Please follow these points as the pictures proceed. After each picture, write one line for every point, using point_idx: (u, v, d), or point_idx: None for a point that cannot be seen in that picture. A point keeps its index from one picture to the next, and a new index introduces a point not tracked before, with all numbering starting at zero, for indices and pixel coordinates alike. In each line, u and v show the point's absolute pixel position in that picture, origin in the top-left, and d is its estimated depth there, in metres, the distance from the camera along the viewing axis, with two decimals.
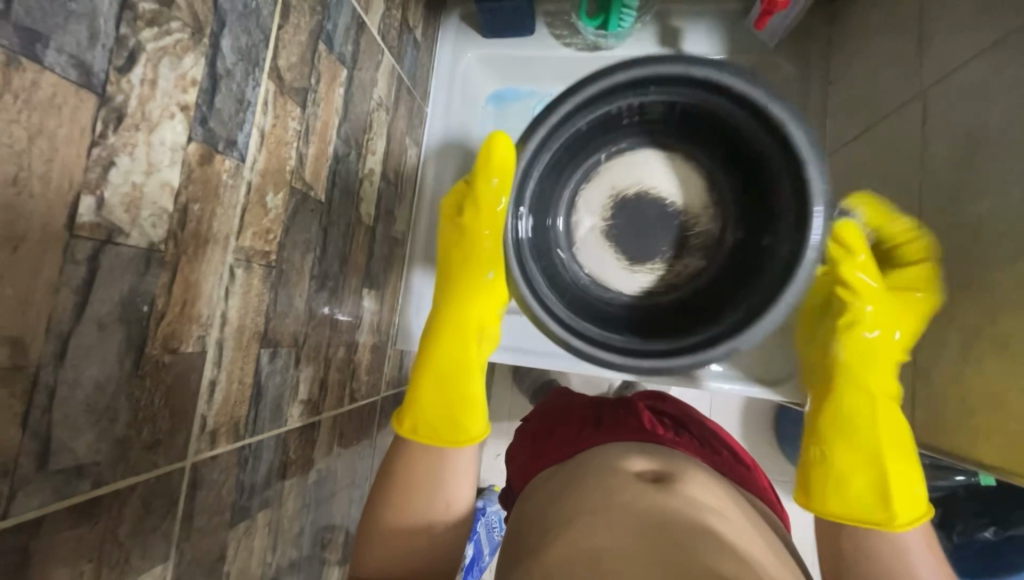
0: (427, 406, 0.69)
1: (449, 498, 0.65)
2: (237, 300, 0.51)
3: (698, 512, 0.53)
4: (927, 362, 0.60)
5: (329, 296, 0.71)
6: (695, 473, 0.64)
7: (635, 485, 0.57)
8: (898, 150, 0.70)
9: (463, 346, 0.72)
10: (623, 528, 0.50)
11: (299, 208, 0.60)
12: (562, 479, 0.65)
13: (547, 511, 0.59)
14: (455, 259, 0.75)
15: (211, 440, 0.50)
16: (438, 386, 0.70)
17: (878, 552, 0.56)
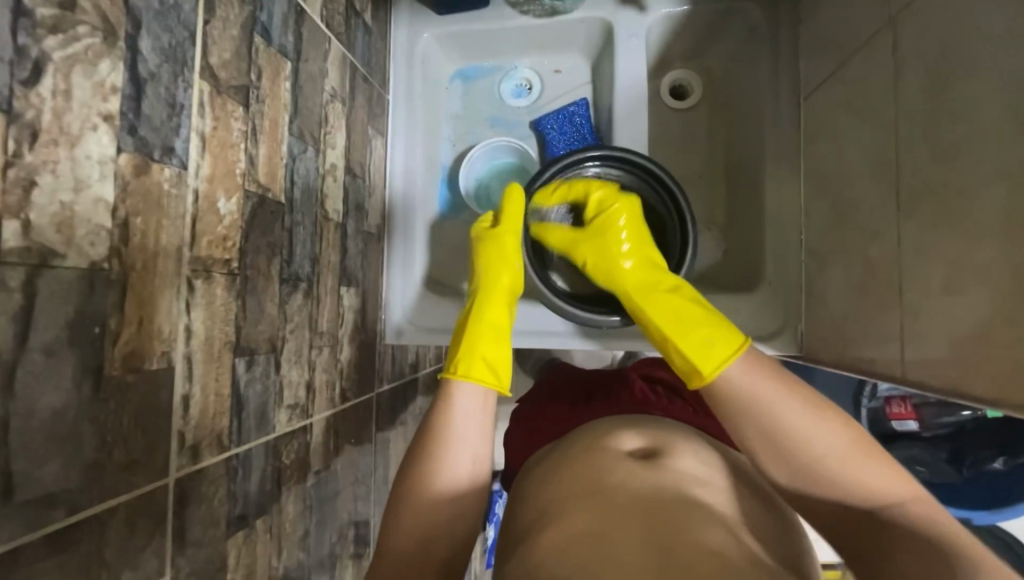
0: (471, 353, 0.70)
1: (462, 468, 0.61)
2: (201, 311, 0.50)
3: (690, 488, 0.54)
4: (913, 300, 0.58)
5: (305, 298, 0.69)
6: (681, 433, 0.66)
7: (626, 463, 0.57)
8: (871, 83, 0.67)
9: (502, 319, 0.75)
10: (614, 509, 0.51)
11: (258, 212, 0.59)
12: (550, 461, 0.65)
13: (535, 494, 0.59)
14: (487, 255, 0.80)
15: (193, 455, 0.49)
16: (481, 340, 0.72)
17: (785, 446, 0.58)
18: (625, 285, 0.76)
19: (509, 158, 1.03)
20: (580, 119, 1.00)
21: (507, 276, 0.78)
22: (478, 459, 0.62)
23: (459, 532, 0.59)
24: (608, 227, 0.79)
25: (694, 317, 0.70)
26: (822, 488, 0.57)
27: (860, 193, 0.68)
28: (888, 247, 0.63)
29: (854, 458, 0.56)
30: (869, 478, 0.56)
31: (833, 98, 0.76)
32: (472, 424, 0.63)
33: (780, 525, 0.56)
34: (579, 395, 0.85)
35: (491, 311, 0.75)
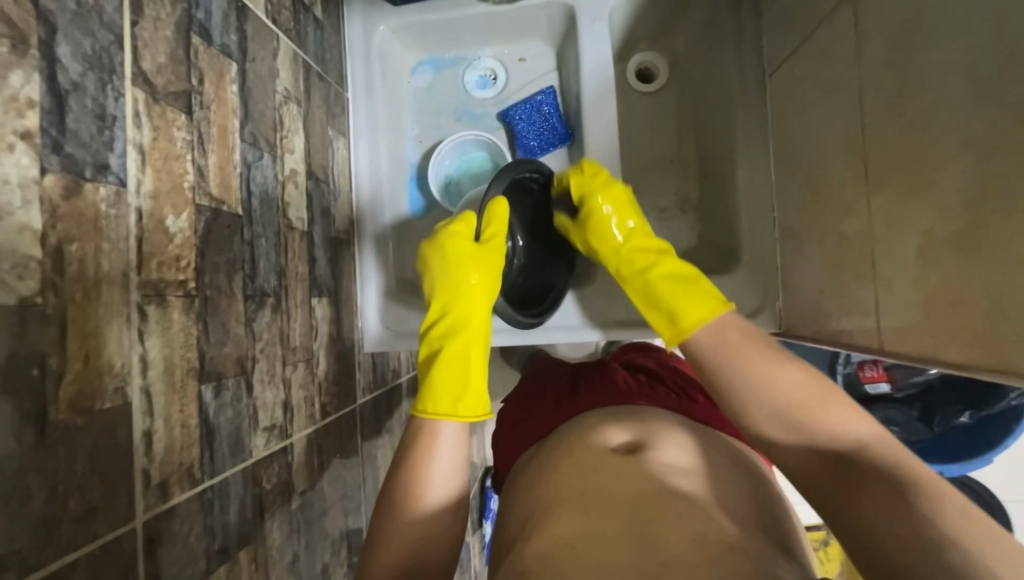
0: (449, 387, 0.68)
1: (437, 481, 0.60)
2: (157, 339, 0.46)
3: (671, 479, 0.59)
4: (886, 272, 0.58)
5: (274, 313, 0.66)
6: (665, 429, 0.68)
7: (609, 462, 0.62)
8: (833, 58, 0.67)
9: (472, 342, 0.73)
10: (596, 511, 0.55)
11: (213, 226, 0.55)
12: (539, 465, 0.69)
13: (530, 499, 0.64)
14: (460, 275, 0.76)
15: (162, 493, 0.46)
16: (454, 379, 0.69)
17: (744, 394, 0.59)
18: (616, 262, 0.79)
19: (479, 152, 1.00)
20: (548, 109, 0.97)
21: (481, 314, 0.76)
22: (456, 475, 0.61)
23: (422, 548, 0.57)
24: (603, 230, 0.81)
25: (678, 293, 0.70)
26: (789, 436, 0.56)
27: (828, 168, 0.69)
28: (859, 222, 0.63)
29: (809, 403, 0.56)
30: (828, 422, 0.54)
31: (798, 74, 0.75)
32: (446, 456, 0.62)
33: (763, 508, 0.59)
34: (564, 389, 0.85)
35: (474, 348, 0.73)
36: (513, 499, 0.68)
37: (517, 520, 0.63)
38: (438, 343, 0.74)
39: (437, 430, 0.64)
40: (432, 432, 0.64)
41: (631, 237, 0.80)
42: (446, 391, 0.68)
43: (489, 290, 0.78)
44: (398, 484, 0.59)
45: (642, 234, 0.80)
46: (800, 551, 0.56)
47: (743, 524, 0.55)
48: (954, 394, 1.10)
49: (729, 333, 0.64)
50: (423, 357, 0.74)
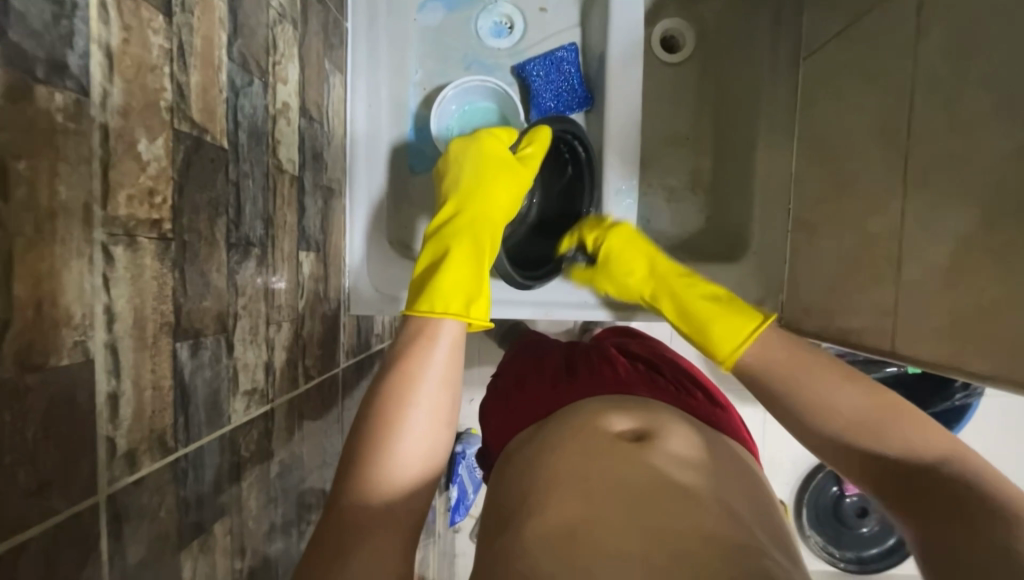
0: (457, 289, 0.62)
1: (425, 391, 0.54)
2: (125, 289, 0.39)
3: (677, 471, 0.58)
4: (909, 277, 0.57)
5: (258, 266, 0.59)
6: (668, 421, 0.67)
7: (614, 449, 0.61)
8: (886, 45, 0.63)
9: (486, 246, 0.68)
10: (598, 500, 0.55)
11: (193, 159, 0.46)
12: (536, 446, 0.67)
13: (527, 480, 0.62)
14: (485, 181, 0.73)
15: (129, 463, 0.40)
16: (463, 281, 0.63)
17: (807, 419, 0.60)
18: (641, 289, 0.79)
19: (486, 102, 0.91)
20: (569, 68, 0.90)
21: (496, 226, 0.71)
22: (447, 384, 0.56)
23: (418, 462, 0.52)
24: (610, 269, 0.81)
25: (720, 316, 0.69)
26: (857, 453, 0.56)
27: (860, 163, 0.66)
28: (888, 223, 0.61)
29: (888, 422, 0.56)
30: (909, 438, 0.54)
31: (840, 60, 0.72)
32: (442, 362, 0.56)
33: (758, 506, 0.60)
34: (560, 370, 0.82)
35: (485, 256, 0.67)
36: (506, 479, 0.66)
37: (513, 501, 0.61)
38: (445, 244, 0.67)
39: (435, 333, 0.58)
40: (429, 335, 0.58)
41: (654, 263, 0.78)
42: (453, 292, 0.61)
43: (506, 203, 0.74)
44: (393, 374, 0.55)
45: (659, 260, 0.78)
46: (790, 541, 0.58)
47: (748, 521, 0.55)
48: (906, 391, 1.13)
49: (776, 349, 0.64)
50: (423, 259, 0.67)
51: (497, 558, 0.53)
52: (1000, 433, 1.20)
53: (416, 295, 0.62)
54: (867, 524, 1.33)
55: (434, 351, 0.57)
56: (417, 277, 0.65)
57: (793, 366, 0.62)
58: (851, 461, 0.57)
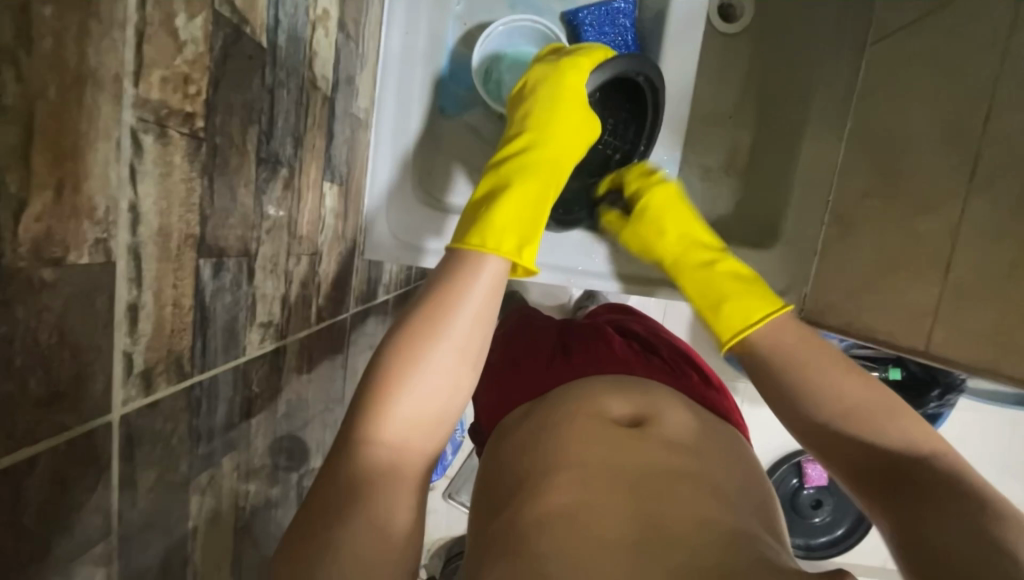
0: (510, 228, 0.57)
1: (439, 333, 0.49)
2: (153, 187, 0.34)
3: (675, 458, 0.57)
4: (961, 278, 0.56)
5: (284, 191, 0.53)
6: (669, 408, 0.66)
7: (611, 434, 0.60)
8: (970, 36, 0.60)
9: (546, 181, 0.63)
10: (597, 483, 0.54)
11: (231, 52, 0.40)
12: (533, 425, 0.65)
13: (524, 458, 0.60)
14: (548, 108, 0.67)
15: (144, 384, 0.36)
16: (518, 223, 0.58)
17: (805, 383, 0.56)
18: (666, 253, 0.74)
19: (532, 49, 0.83)
20: (623, 21, 0.83)
21: (567, 162, 0.67)
22: (469, 322, 0.51)
23: (434, 405, 0.48)
24: (654, 219, 0.76)
25: (741, 290, 0.65)
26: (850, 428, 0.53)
27: (920, 159, 0.64)
28: (941, 222, 0.60)
29: (884, 415, 0.52)
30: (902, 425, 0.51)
31: (914, 48, 0.68)
32: (474, 304, 0.51)
33: (763, 498, 0.60)
34: (555, 347, 0.80)
35: (544, 208, 0.62)
36: (501, 459, 0.64)
37: (514, 474, 0.60)
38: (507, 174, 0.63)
39: (474, 271, 0.52)
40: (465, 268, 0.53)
41: (688, 234, 0.74)
42: (506, 232, 0.56)
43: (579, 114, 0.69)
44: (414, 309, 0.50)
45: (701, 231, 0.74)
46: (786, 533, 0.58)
47: (746, 512, 0.55)
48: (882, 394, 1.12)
49: (793, 326, 0.60)
50: (493, 172, 0.64)
51: (500, 535, 0.52)
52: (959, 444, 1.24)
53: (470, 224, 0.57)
54: (819, 514, 1.39)
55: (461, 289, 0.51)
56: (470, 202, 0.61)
57: (809, 352, 0.57)
58: (834, 444, 0.54)
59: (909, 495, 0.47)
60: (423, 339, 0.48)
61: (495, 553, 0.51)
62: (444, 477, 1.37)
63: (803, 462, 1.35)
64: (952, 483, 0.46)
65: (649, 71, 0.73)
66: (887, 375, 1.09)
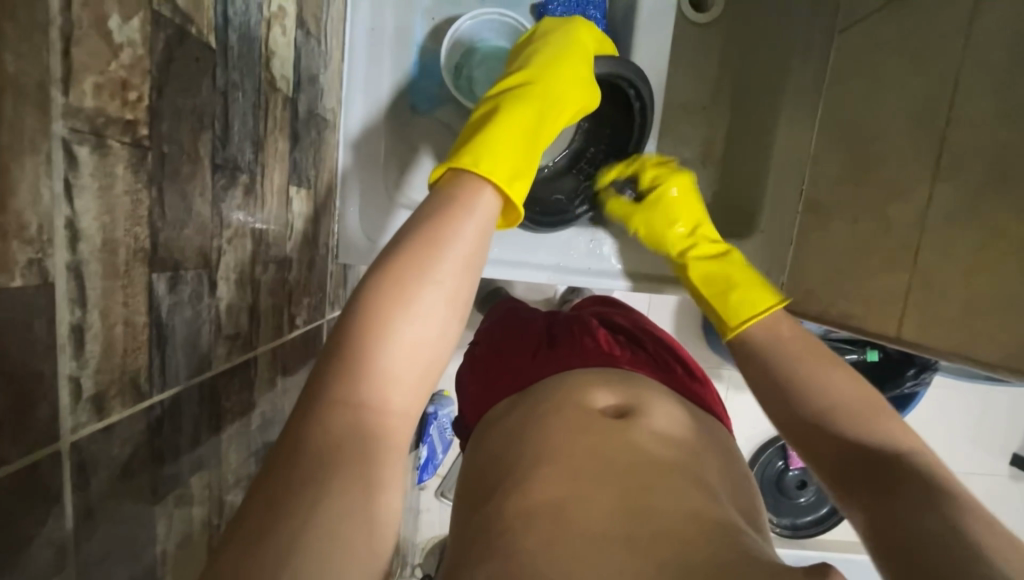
0: (503, 159, 0.54)
1: (441, 271, 0.45)
2: (93, 201, 0.32)
3: (660, 449, 0.58)
4: (929, 264, 0.57)
5: (245, 197, 0.51)
6: (656, 399, 0.66)
7: (600, 426, 0.59)
8: (933, 22, 0.60)
9: (537, 126, 0.61)
10: (583, 476, 0.53)
11: (175, 53, 0.38)
12: (518, 418, 0.64)
13: (508, 454, 0.60)
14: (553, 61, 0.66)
15: (96, 408, 0.34)
16: (511, 153, 0.56)
17: (800, 374, 0.57)
18: (676, 243, 0.78)
19: (503, 43, 0.81)
20: (594, 13, 0.82)
21: (563, 109, 0.65)
22: (468, 269, 0.47)
23: (414, 357, 0.43)
24: (667, 212, 0.78)
25: (743, 286, 0.68)
26: (835, 424, 0.53)
27: (888, 147, 0.65)
28: (910, 208, 0.61)
29: (867, 414, 0.52)
30: (887, 430, 0.51)
31: (879, 36, 0.69)
32: (463, 248, 0.46)
33: (740, 484, 0.60)
34: (540, 339, 0.79)
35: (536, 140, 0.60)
36: (484, 455, 0.63)
37: (498, 473, 0.59)
38: (498, 109, 0.61)
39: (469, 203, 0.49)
40: (464, 202, 0.48)
41: (697, 224, 0.78)
42: (499, 162, 0.54)
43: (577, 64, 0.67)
44: (412, 240, 0.45)
45: (704, 223, 0.79)
46: (760, 519, 0.59)
47: (726, 500, 0.55)
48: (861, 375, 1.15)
49: (781, 331, 0.62)
50: (487, 105, 0.63)
51: (482, 533, 0.52)
52: (933, 420, 1.27)
53: (464, 148, 0.55)
54: (804, 494, 1.41)
55: (463, 224, 0.47)
56: (464, 135, 0.59)
57: (799, 354, 0.58)
58: (819, 437, 0.53)
59: (880, 484, 0.47)
60: (405, 286, 0.43)
61: (478, 551, 0.50)
62: (435, 476, 1.36)
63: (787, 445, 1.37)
64: (925, 477, 0.45)
65: (640, 80, 0.75)
66: (863, 357, 1.11)
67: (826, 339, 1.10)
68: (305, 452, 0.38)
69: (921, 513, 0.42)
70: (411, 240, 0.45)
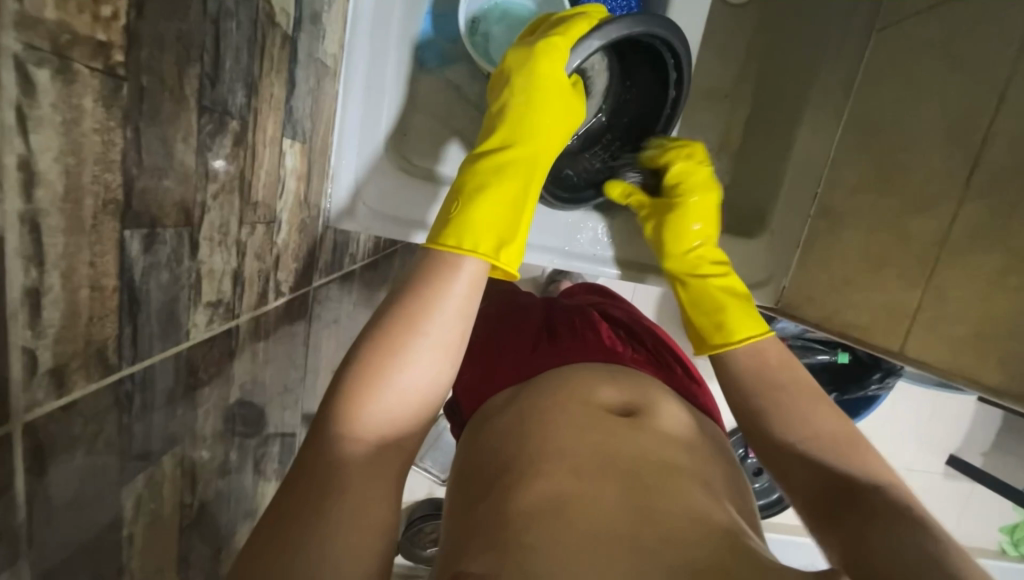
0: (490, 228, 0.54)
1: (417, 370, 0.46)
2: (54, 138, 0.26)
3: (667, 448, 0.57)
4: (944, 284, 0.57)
5: (235, 147, 0.45)
6: (661, 400, 0.65)
7: (605, 422, 0.58)
8: (985, 32, 0.58)
9: (531, 180, 0.61)
10: (589, 471, 0.52)
11: None
12: (520, 411, 0.62)
13: (508, 446, 0.58)
14: (522, 101, 0.62)
15: (56, 384, 0.30)
16: (498, 220, 0.56)
17: (786, 409, 0.58)
18: (676, 256, 0.74)
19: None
20: None
21: (558, 144, 0.64)
22: (460, 325, 0.48)
23: (417, 394, 0.46)
24: (676, 227, 0.74)
25: (738, 313, 0.67)
26: (812, 458, 0.54)
27: (915, 159, 0.63)
28: (930, 225, 0.60)
29: (851, 452, 0.53)
30: (870, 468, 0.52)
31: (920, 41, 0.66)
32: (452, 308, 0.48)
33: (740, 491, 0.60)
34: (540, 330, 0.76)
35: (531, 189, 0.61)
36: (484, 445, 0.61)
37: (496, 464, 0.57)
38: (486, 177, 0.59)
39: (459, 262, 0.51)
40: (443, 278, 0.49)
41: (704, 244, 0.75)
42: (484, 230, 0.54)
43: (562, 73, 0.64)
44: (389, 317, 0.47)
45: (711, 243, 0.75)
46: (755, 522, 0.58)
47: (728, 504, 0.55)
48: (831, 377, 1.18)
49: None
50: (468, 168, 0.60)
51: (481, 526, 0.50)
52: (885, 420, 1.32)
53: (446, 223, 0.54)
54: (760, 480, 1.43)
55: (452, 285, 0.49)
56: (447, 202, 0.57)
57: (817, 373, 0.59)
58: (801, 471, 0.54)
59: (860, 516, 0.47)
60: (397, 336, 0.46)
61: (479, 542, 0.48)
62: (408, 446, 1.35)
63: None
64: (903, 508, 0.46)
65: (683, 60, 0.70)
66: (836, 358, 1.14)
67: (805, 340, 1.12)
68: (310, 486, 0.41)
69: (906, 544, 0.42)
70: (383, 326, 0.47)
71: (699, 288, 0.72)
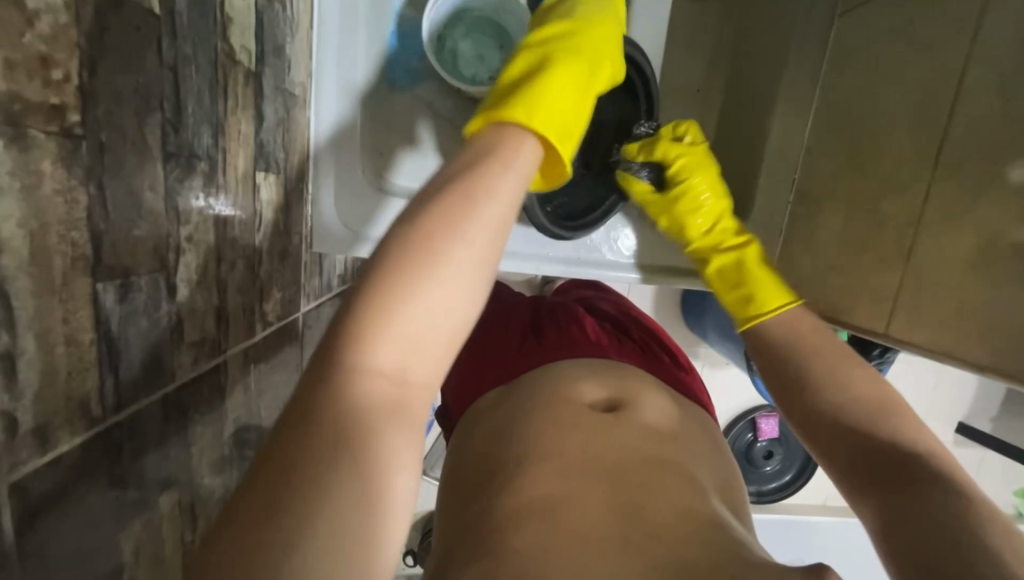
0: (556, 111, 0.48)
1: (452, 274, 0.36)
2: (15, 205, 0.27)
3: (651, 442, 0.57)
4: (924, 262, 0.57)
5: (206, 186, 0.46)
6: (643, 391, 0.65)
7: (590, 420, 0.58)
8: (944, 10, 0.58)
9: (590, 85, 0.55)
10: (575, 473, 0.52)
11: (110, 23, 0.32)
12: (506, 413, 0.62)
13: (496, 450, 0.58)
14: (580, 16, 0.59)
15: (40, 442, 0.30)
16: (561, 105, 0.49)
17: (808, 382, 0.56)
18: (696, 236, 0.76)
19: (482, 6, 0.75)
20: None
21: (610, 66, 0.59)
22: (499, 231, 0.38)
23: (447, 315, 0.36)
24: (689, 205, 0.75)
25: (763, 279, 0.68)
26: (842, 426, 0.52)
27: (886, 139, 0.63)
28: (906, 204, 0.60)
29: (884, 415, 0.51)
30: (904, 431, 0.50)
31: (880, 22, 0.67)
32: (497, 205, 0.38)
33: (723, 474, 0.61)
34: (525, 328, 0.76)
35: (590, 94, 0.54)
36: (471, 449, 0.62)
37: (484, 471, 0.57)
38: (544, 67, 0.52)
39: (511, 153, 0.42)
40: (490, 167, 0.40)
41: (718, 219, 0.76)
42: (553, 109, 0.47)
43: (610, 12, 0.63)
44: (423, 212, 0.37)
45: (727, 214, 0.76)
46: (742, 508, 0.59)
47: (712, 493, 0.55)
48: None
49: (803, 326, 0.62)
50: (522, 62, 0.54)
51: (471, 532, 0.50)
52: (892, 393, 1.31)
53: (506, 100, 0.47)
54: (771, 463, 1.43)
55: (500, 176, 0.39)
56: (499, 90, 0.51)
57: (818, 351, 0.58)
58: (833, 438, 0.53)
59: (894, 484, 0.46)
60: (427, 236, 0.36)
61: (468, 546, 0.49)
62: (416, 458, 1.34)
63: (758, 418, 1.40)
64: (939, 475, 0.45)
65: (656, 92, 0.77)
66: None
67: None
68: (299, 442, 0.30)
69: (929, 515, 0.42)
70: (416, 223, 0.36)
71: (725, 266, 0.73)
